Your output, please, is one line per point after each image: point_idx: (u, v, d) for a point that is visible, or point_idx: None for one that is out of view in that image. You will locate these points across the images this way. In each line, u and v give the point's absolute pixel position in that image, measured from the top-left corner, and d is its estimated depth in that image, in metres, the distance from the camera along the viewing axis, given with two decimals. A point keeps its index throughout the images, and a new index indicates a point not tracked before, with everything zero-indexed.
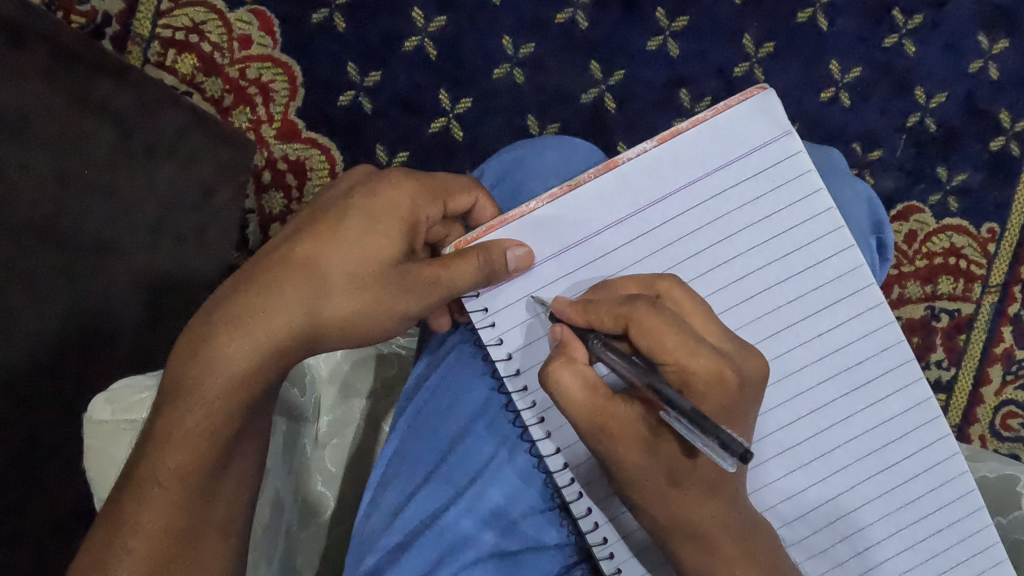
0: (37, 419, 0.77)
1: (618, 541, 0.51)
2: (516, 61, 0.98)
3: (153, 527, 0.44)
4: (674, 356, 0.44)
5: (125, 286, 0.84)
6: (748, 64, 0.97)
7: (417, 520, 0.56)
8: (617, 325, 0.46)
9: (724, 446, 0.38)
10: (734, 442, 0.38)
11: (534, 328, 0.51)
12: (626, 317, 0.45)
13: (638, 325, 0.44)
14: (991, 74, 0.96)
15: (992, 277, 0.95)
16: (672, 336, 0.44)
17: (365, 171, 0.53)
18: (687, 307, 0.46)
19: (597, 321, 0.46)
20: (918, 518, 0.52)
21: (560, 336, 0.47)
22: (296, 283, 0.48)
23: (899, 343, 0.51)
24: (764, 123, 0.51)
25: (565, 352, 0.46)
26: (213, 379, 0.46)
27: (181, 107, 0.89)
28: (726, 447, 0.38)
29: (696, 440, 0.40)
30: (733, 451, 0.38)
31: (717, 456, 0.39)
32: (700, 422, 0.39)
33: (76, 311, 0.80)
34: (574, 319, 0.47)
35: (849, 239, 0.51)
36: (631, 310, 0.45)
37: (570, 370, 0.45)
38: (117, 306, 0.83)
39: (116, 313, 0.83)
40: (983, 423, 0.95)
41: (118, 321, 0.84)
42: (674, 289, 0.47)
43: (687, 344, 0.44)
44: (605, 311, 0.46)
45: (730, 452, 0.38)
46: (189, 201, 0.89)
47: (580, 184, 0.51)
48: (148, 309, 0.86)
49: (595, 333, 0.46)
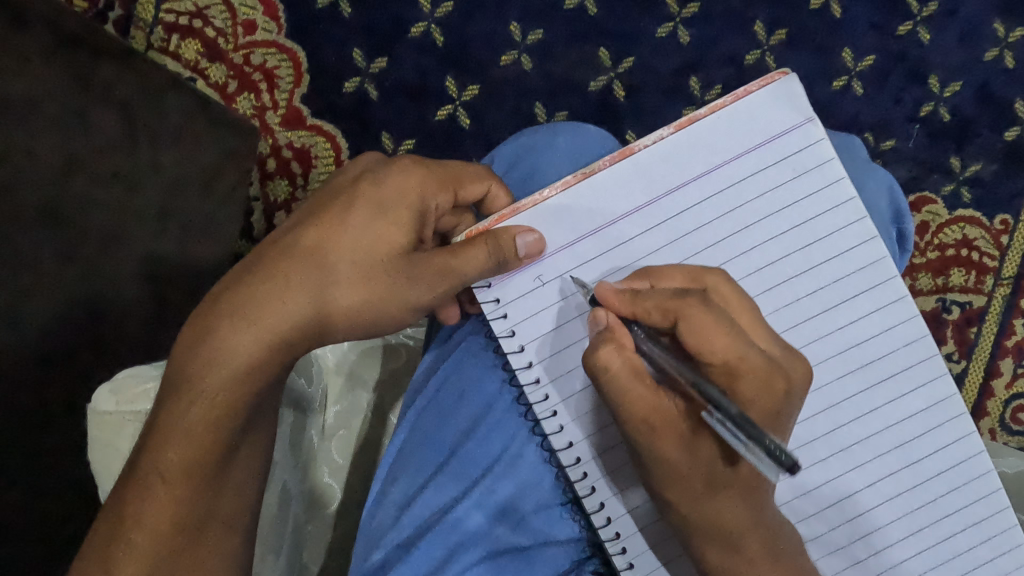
0: (48, 401, 0.78)
1: (631, 536, 0.50)
2: (524, 48, 0.97)
3: (156, 525, 0.43)
4: (723, 358, 0.43)
5: (131, 272, 0.82)
6: (760, 52, 0.95)
7: (426, 515, 0.55)
8: (665, 319, 0.44)
9: (772, 456, 0.37)
10: (781, 451, 0.37)
11: (567, 310, 0.50)
12: (676, 313, 0.43)
13: (688, 322, 0.43)
14: (1008, 63, 0.94)
15: (1005, 269, 0.93)
16: (723, 339, 0.43)
17: (372, 157, 0.52)
18: (733, 305, 0.45)
19: (643, 313, 0.44)
20: (939, 518, 0.50)
21: (606, 322, 0.45)
22: (301, 272, 0.47)
23: (924, 337, 0.50)
24: (786, 110, 0.49)
25: (615, 340, 0.44)
26: (216, 372, 0.44)
27: (186, 93, 0.87)
28: (772, 455, 0.37)
29: (740, 443, 0.39)
30: (782, 462, 0.36)
31: (761, 463, 0.39)
32: (752, 432, 0.38)
33: (84, 297, 0.79)
34: (620, 309, 0.45)
35: (871, 230, 0.50)
36: (682, 306, 0.43)
37: (620, 357, 0.43)
38: (122, 293, 0.82)
39: (121, 300, 0.82)
40: (993, 416, 0.94)
41: (123, 309, 0.82)
42: (721, 284, 0.46)
43: (735, 347, 0.43)
44: (653, 303, 0.44)
45: (777, 463, 0.37)
46: (192, 189, 0.86)
47: (594, 172, 0.49)
48: (153, 296, 0.84)
49: (637, 322, 0.45)
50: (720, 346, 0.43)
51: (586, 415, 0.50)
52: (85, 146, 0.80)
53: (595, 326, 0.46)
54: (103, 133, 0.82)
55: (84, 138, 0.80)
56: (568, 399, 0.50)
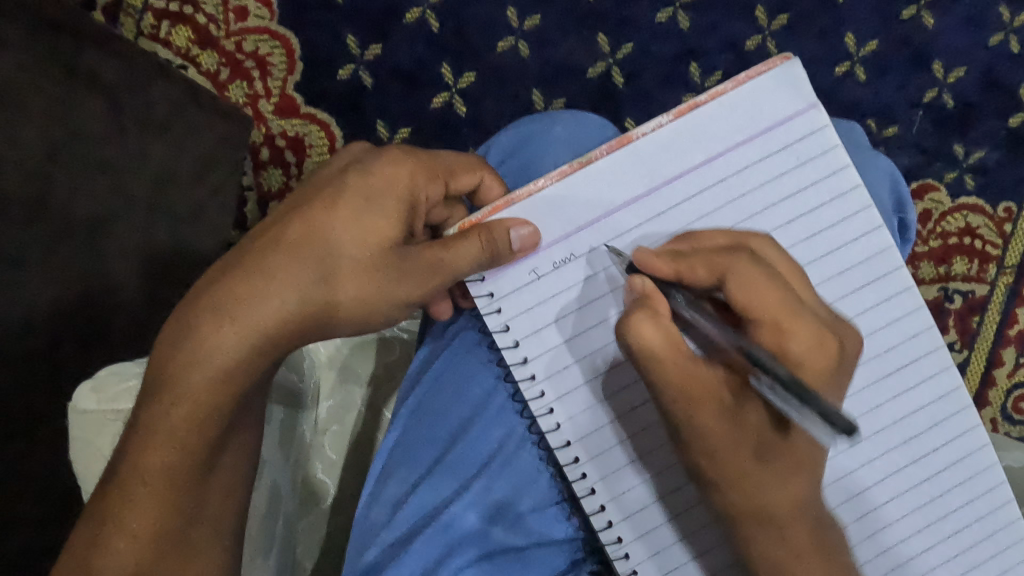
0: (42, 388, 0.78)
1: (633, 541, 0.49)
2: (521, 34, 0.94)
3: (138, 529, 0.41)
4: (774, 316, 0.42)
5: (125, 260, 0.81)
6: (761, 37, 0.93)
7: (420, 514, 0.54)
8: (711, 276, 0.43)
9: (827, 419, 0.34)
10: (837, 414, 0.34)
11: (596, 286, 0.48)
12: (723, 268, 0.43)
13: (736, 278, 0.42)
14: (1013, 48, 0.92)
15: (1008, 257, 0.91)
16: (775, 296, 0.42)
17: (359, 147, 0.51)
18: (784, 268, 0.44)
19: (687, 271, 0.43)
20: (943, 515, 0.49)
21: (642, 289, 0.43)
22: (284, 267, 0.45)
23: (929, 330, 0.49)
24: (788, 96, 0.48)
25: (648, 306, 0.43)
26: (199, 371, 0.43)
27: (174, 80, 0.85)
28: (828, 418, 0.34)
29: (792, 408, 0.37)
30: (837, 425, 0.34)
31: (814, 426, 0.37)
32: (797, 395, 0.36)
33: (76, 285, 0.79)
34: (660, 271, 0.44)
35: (877, 220, 0.48)
36: (730, 262, 0.43)
37: (652, 324, 0.42)
38: (116, 282, 0.81)
39: (115, 289, 0.81)
40: (995, 406, 0.92)
41: (117, 298, 0.81)
42: (766, 248, 0.44)
43: (792, 309, 0.42)
44: (698, 261, 0.43)
45: (833, 424, 0.34)
46: (182, 178, 0.84)
47: (591, 161, 0.48)
48: (147, 284, 0.83)
49: (680, 286, 0.44)
50: (771, 304, 0.42)
51: (580, 412, 0.49)
52: (71, 133, 0.79)
53: (630, 293, 0.44)
54: (91, 121, 0.80)
55: (71, 126, 0.79)
56: (563, 396, 0.49)
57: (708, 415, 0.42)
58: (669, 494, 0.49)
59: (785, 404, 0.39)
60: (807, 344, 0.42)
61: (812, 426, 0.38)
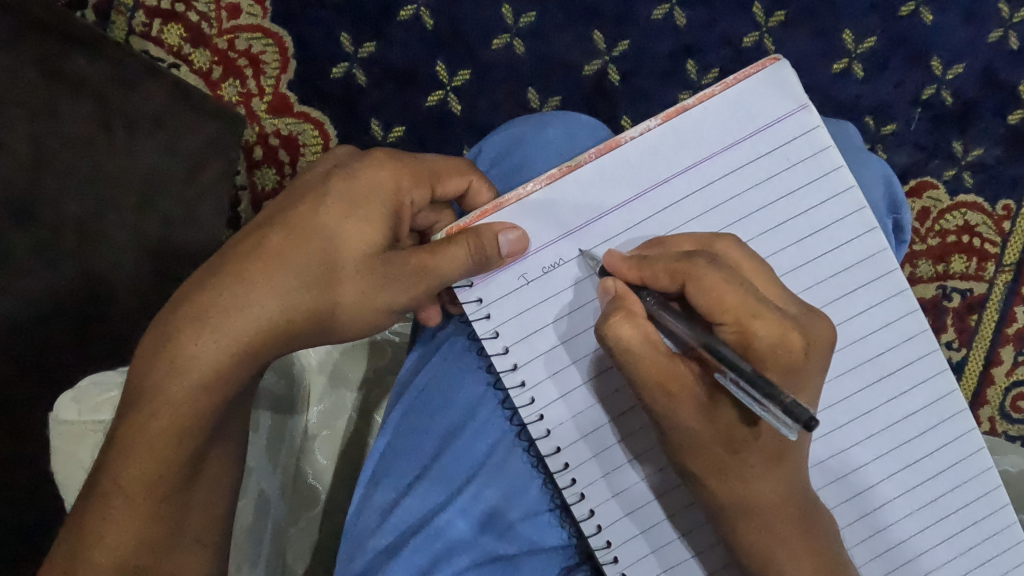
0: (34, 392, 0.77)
1: (623, 544, 0.48)
2: (516, 31, 0.93)
3: (120, 542, 0.41)
4: (735, 317, 0.41)
5: (120, 263, 0.80)
6: (758, 34, 0.92)
7: (409, 521, 0.53)
8: (673, 282, 0.43)
9: (788, 413, 0.35)
10: (797, 407, 0.35)
11: (584, 291, 0.47)
12: (684, 274, 0.42)
13: (696, 282, 0.41)
14: (1013, 44, 0.91)
15: (1006, 256, 0.90)
16: (734, 294, 0.41)
17: (345, 150, 0.50)
18: (746, 267, 0.43)
19: (652, 277, 0.43)
20: (938, 518, 0.49)
21: (615, 291, 0.43)
22: (266, 273, 0.44)
23: (923, 333, 0.48)
24: (780, 96, 0.47)
25: (624, 308, 0.42)
26: (177, 382, 0.42)
27: (163, 80, 0.83)
28: (789, 412, 0.35)
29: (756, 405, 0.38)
30: (797, 417, 0.35)
31: (778, 423, 0.37)
32: (765, 388, 0.36)
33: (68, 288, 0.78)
34: (628, 276, 0.44)
35: (871, 222, 0.47)
36: (689, 266, 0.42)
37: (630, 324, 0.41)
38: (111, 285, 0.80)
39: (111, 292, 0.80)
40: (993, 405, 0.91)
41: (113, 301, 0.80)
42: (732, 249, 0.43)
43: (749, 305, 0.40)
44: (661, 267, 0.43)
45: (793, 418, 0.35)
46: (173, 180, 0.83)
47: (579, 165, 0.47)
48: (143, 286, 0.81)
49: (648, 290, 0.44)
50: (732, 303, 0.41)
51: (571, 417, 0.48)
52: (58, 137, 0.78)
53: (605, 297, 0.44)
54: (77, 124, 0.79)
55: (57, 130, 0.78)
56: (553, 402, 0.48)
57: (696, 420, 0.42)
58: (660, 497, 0.48)
59: (748, 399, 0.39)
60: (777, 340, 0.40)
61: (776, 423, 0.37)
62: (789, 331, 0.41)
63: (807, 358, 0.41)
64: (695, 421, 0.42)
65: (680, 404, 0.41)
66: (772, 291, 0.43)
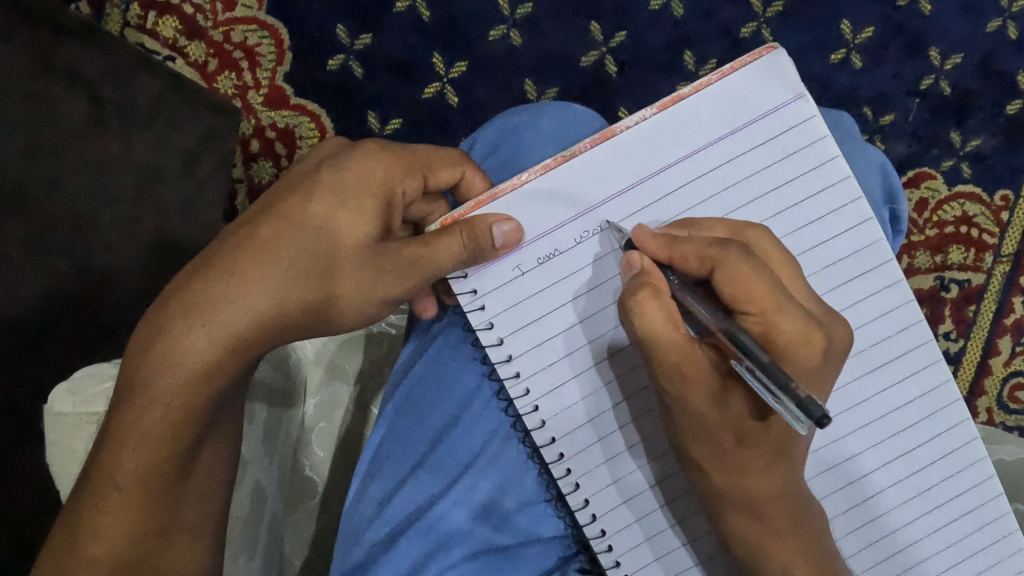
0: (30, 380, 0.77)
1: (618, 533, 0.49)
2: (512, 23, 0.93)
3: (114, 533, 0.42)
4: (761, 306, 0.41)
5: (121, 257, 0.80)
6: (756, 25, 0.92)
7: (406, 512, 0.54)
8: (702, 267, 0.42)
9: (802, 408, 0.35)
10: (813, 405, 0.35)
11: (604, 268, 0.47)
12: (715, 259, 0.41)
13: (725, 270, 0.41)
14: (1011, 34, 0.90)
15: (1005, 246, 0.90)
16: (761, 285, 0.41)
17: (338, 141, 0.50)
18: (771, 258, 0.43)
19: (680, 258, 0.42)
20: (933, 508, 0.49)
21: (641, 265, 0.43)
22: (258, 267, 0.44)
23: (918, 323, 0.48)
24: (775, 86, 0.47)
25: (651, 285, 0.42)
26: (170, 375, 0.43)
27: (157, 73, 0.83)
28: (804, 409, 0.35)
29: (769, 395, 0.38)
30: (811, 413, 0.34)
31: (788, 415, 0.37)
32: (779, 380, 0.36)
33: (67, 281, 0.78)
34: (656, 253, 0.43)
35: (867, 211, 0.47)
36: (721, 253, 0.41)
37: (656, 302, 0.41)
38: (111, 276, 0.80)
39: (111, 284, 0.80)
40: (990, 395, 0.91)
41: (112, 292, 0.80)
42: (762, 240, 0.44)
43: (774, 296, 0.41)
44: (692, 249, 0.42)
45: (806, 414, 0.35)
46: (169, 171, 0.82)
47: (574, 155, 0.47)
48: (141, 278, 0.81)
49: (672, 270, 0.43)
50: (758, 294, 0.41)
51: (568, 407, 0.48)
52: (52, 131, 0.78)
53: (629, 272, 0.44)
54: (70, 118, 0.79)
55: (53, 123, 0.78)
56: (549, 393, 0.48)
57: (691, 411, 0.42)
58: (657, 484, 0.48)
59: (763, 390, 0.38)
60: (788, 330, 0.41)
61: (788, 415, 0.37)
62: (811, 326, 0.41)
63: (827, 354, 0.41)
64: (691, 412, 0.42)
65: (677, 395, 0.42)
66: (794, 286, 0.43)
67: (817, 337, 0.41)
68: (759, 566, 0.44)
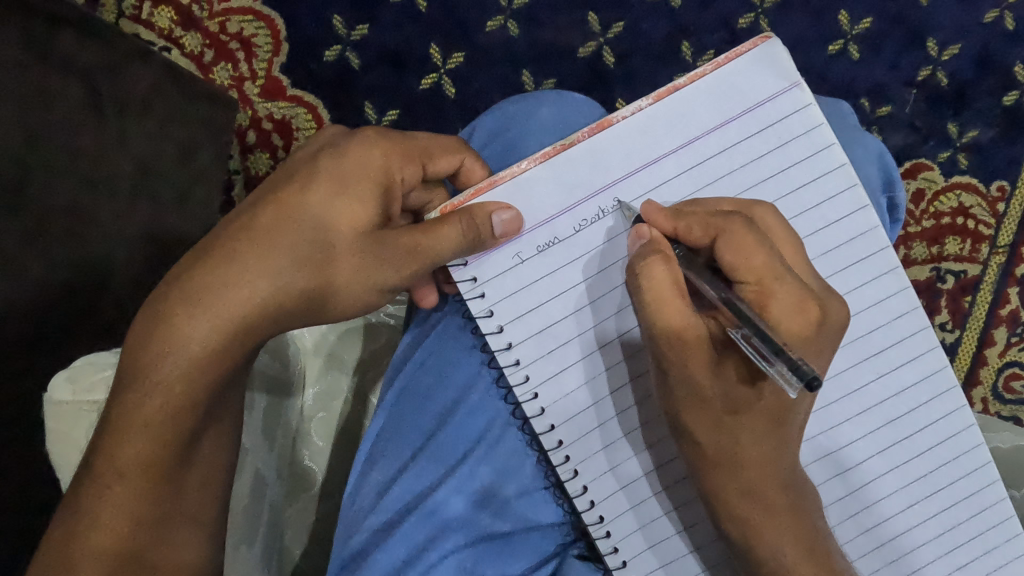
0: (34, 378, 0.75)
1: (616, 519, 0.49)
2: (509, 13, 0.93)
3: (117, 522, 0.42)
4: (759, 277, 0.41)
5: (122, 237, 0.81)
6: (754, 15, 0.92)
7: (406, 499, 0.54)
8: (706, 235, 0.43)
9: (793, 371, 0.35)
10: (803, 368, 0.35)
11: (613, 249, 0.47)
12: (719, 228, 0.42)
13: (729, 238, 0.42)
14: (1009, 25, 0.90)
15: (1001, 236, 0.91)
16: (762, 257, 0.41)
17: (335, 130, 0.50)
18: (777, 235, 0.43)
19: (686, 228, 0.43)
20: (929, 494, 0.49)
21: (650, 236, 0.43)
22: (257, 255, 0.44)
23: (915, 310, 0.48)
24: (771, 74, 0.47)
25: (660, 250, 0.42)
26: (170, 361, 0.43)
27: (152, 62, 0.84)
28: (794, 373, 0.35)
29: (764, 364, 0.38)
30: (800, 375, 0.35)
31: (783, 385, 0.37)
32: (773, 345, 0.37)
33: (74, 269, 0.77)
34: (663, 225, 0.44)
35: (865, 198, 0.47)
36: (726, 222, 0.42)
37: (664, 266, 0.41)
38: (114, 257, 0.81)
39: (112, 266, 0.81)
40: (986, 385, 0.91)
41: (110, 274, 0.81)
42: (768, 216, 0.44)
43: (773, 267, 0.41)
44: (697, 219, 0.43)
45: (797, 377, 0.35)
46: (168, 160, 0.85)
47: (572, 144, 0.47)
48: (141, 261, 0.84)
49: (678, 243, 0.44)
50: (758, 266, 0.41)
51: (567, 394, 0.48)
52: (55, 117, 0.75)
53: (637, 243, 0.44)
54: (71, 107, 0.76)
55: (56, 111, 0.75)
56: (548, 380, 0.48)
57: (690, 398, 0.42)
58: (654, 470, 0.48)
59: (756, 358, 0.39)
60: (787, 317, 0.41)
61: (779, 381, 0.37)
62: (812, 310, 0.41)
63: (826, 337, 0.42)
64: (690, 397, 0.42)
65: (676, 376, 0.42)
66: (797, 263, 0.43)
67: (816, 321, 0.41)
68: (757, 551, 0.44)
